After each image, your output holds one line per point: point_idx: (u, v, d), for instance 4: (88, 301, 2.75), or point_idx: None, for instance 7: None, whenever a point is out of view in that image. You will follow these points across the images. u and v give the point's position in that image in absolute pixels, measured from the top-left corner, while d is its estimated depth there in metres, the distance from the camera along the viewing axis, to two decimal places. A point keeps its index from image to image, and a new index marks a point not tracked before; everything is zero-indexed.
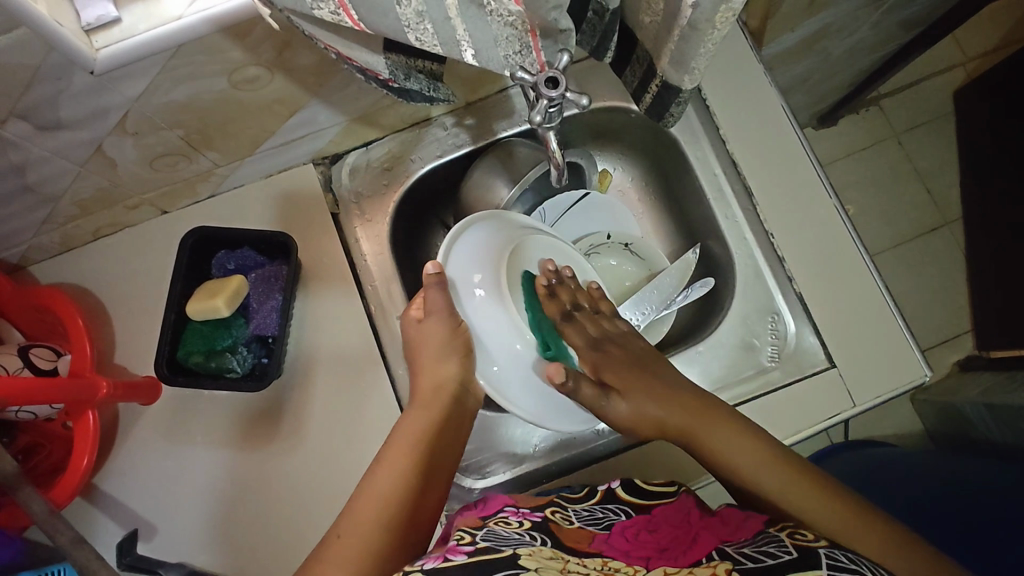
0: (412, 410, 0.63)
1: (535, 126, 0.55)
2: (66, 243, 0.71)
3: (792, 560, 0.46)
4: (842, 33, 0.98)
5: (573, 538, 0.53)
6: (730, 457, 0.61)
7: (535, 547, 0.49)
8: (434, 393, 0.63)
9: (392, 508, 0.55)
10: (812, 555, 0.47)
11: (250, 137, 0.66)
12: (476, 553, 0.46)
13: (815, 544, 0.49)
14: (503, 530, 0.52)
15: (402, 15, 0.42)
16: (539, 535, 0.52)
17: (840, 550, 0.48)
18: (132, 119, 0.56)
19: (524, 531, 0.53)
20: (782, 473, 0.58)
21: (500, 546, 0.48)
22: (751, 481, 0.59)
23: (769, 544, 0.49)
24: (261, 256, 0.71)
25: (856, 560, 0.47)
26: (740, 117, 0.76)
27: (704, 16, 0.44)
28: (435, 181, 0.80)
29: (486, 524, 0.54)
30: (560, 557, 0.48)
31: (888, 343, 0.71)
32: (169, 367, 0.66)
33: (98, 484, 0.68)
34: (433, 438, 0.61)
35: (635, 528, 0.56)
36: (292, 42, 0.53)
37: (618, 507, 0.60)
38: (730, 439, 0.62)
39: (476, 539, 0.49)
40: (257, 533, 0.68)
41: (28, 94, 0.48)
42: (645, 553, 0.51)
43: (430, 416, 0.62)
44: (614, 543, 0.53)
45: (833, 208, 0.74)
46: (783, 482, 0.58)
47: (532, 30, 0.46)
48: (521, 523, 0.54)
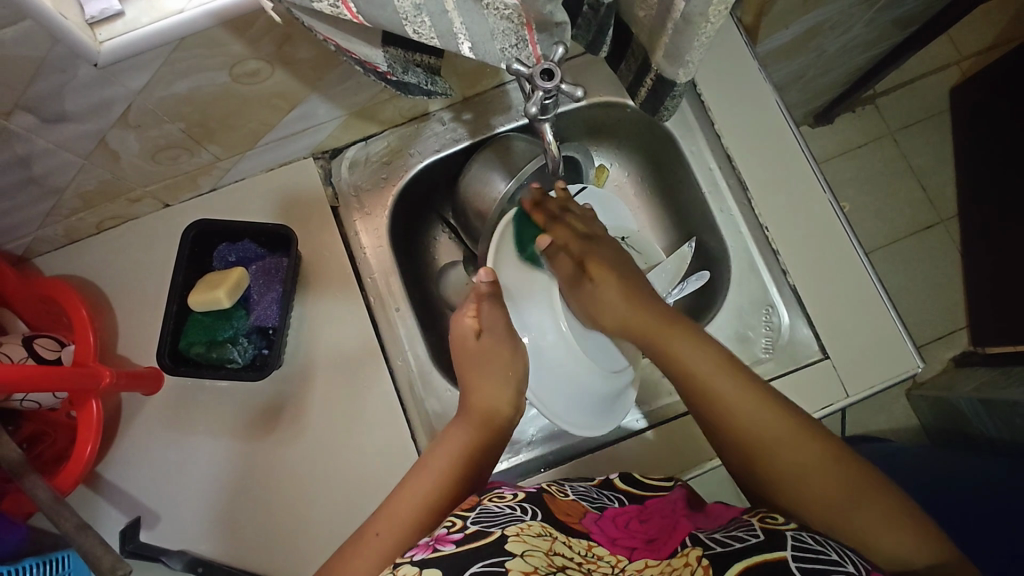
0: (460, 421, 0.65)
1: (531, 118, 0.56)
2: (69, 235, 0.72)
3: (758, 543, 0.46)
4: (836, 31, 0.99)
5: (568, 512, 0.55)
6: (703, 375, 0.60)
7: (524, 524, 0.50)
8: (486, 411, 0.65)
9: (426, 514, 0.58)
10: (780, 537, 0.47)
11: (250, 131, 0.67)
12: (466, 540, 0.47)
13: (784, 526, 0.49)
14: (495, 507, 0.53)
15: (400, 8, 0.42)
16: (530, 509, 0.53)
17: (809, 533, 0.48)
18: (134, 112, 0.56)
19: (516, 504, 0.54)
20: (752, 399, 0.58)
21: (489, 527, 0.49)
22: (714, 398, 0.59)
23: (740, 530, 0.50)
24: (261, 248, 0.72)
25: (825, 541, 0.48)
26: (735, 112, 0.77)
27: (696, 10, 0.45)
28: (434, 176, 0.81)
29: (480, 500, 0.55)
30: (548, 535, 0.49)
31: (880, 335, 0.72)
32: (172, 357, 0.67)
33: (101, 472, 0.69)
34: (474, 454, 0.63)
35: (625, 515, 0.57)
36: (292, 36, 0.54)
37: (612, 494, 0.62)
38: (698, 355, 0.61)
39: (467, 521, 0.50)
40: (259, 521, 0.69)
41: (33, 86, 0.49)
42: (630, 543, 0.52)
43: (473, 432, 0.64)
44: (602, 528, 0.54)
45: (825, 202, 0.75)
46: (751, 407, 0.58)
47: (528, 23, 0.47)
48: (515, 495, 0.56)
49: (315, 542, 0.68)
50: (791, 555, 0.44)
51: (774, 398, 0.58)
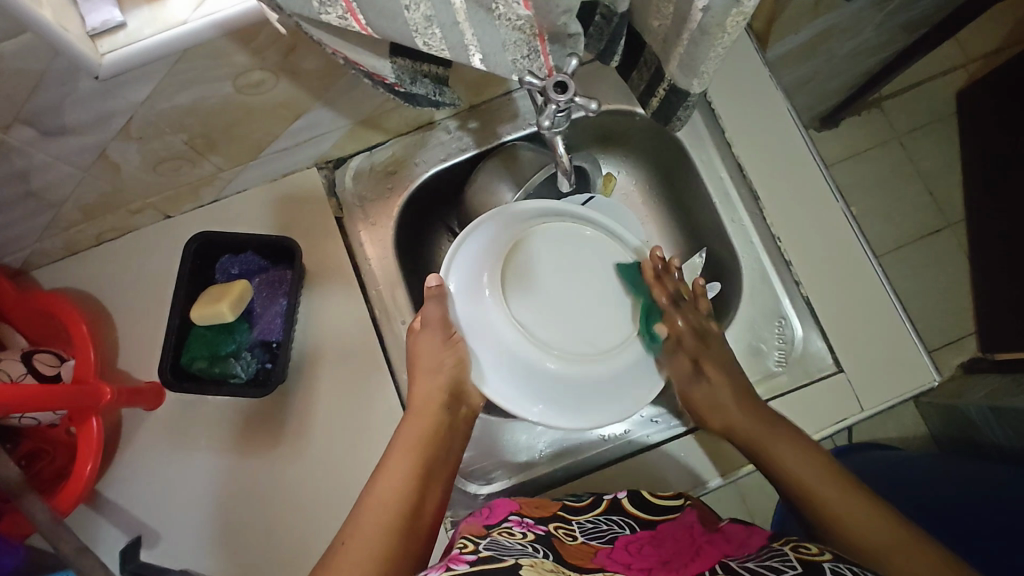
0: (410, 420, 0.64)
1: (543, 131, 0.55)
2: (68, 247, 0.71)
3: (793, 574, 0.44)
4: (846, 35, 0.98)
5: (576, 554, 0.53)
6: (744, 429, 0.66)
7: (537, 559, 0.48)
8: (430, 403, 0.64)
9: (396, 515, 0.56)
10: (816, 569, 0.45)
11: (254, 141, 0.65)
12: (479, 562, 0.46)
13: (819, 557, 0.47)
14: (508, 541, 0.51)
15: (410, 20, 0.41)
16: (542, 548, 0.52)
17: (844, 564, 0.47)
18: (136, 124, 0.55)
19: (528, 543, 0.52)
20: (849, 497, 0.59)
21: (501, 556, 0.48)
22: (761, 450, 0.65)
23: (774, 559, 0.48)
24: (265, 261, 0.70)
25: (862, 572, 0.46)
26: (746, 120, 0.75)
27: (713, 20, 0.44)
28: (440, 185, 0.80)
29: (490, 534, 0.54)
30: (562, 572, 0.47)
31: (896, 347, 0.70)
32: (173, 373, 0.65)
33: (101, 490, 0.68)
34: (429, 447, 0.62)
35: (637, 543, 0.56)
36: (297, 47, 0.53)
37: (622, 519, 0.60)
38: (801, 457, 0.63)
39: (479, 547, 0.49)
40: (261, 540, 0.67)
41: (32, 100, 0.47)
42: (645, 565, 0.52)
43: (425, 425, 0.63)
44: (617, 558, 0.53)
45: (839, 212, 0.73)
46: (846, 503, 0.59)
47: (540, 35, 0.45)
48: (525, 534, 0.54)
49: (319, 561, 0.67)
50: None
51: (822, 456, 0.63)
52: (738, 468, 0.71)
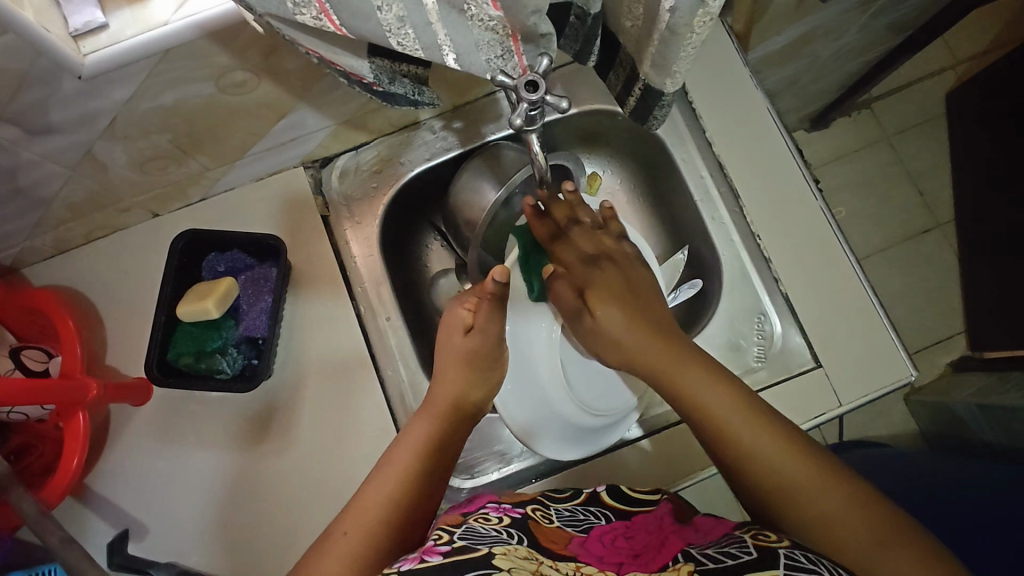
0: (419, 420, 0.63)
1: (516, 129, 0.56)
2: (58, 245, 0.72)
3: (749, 561, 0.45)
4: (830, 37, 0.99)
5: (552, 538, 0.54)
6: (697, 397, 0.57)
7: (510, 546, 0.49)
8: (446, 407, 0.64)
9: (394, 504, 0.55)
10: (772, 555, 0.45)
11: (239, 141, 0.66)
12: (452, 552, 0.47)
13: (777, 544, 0.47)
14: (482, 529, 0.52)
15: (383, 20, 0.42)
16: (517, 533, 0.53)
17: (802, 552, 0.46)
18: (121, 123, 0.56)
19: (502, 529, 0.53)
20: (769, 436, 0.53)
21: (475, 545, 0.49)
22: (715, 421, 0.56)
23: (733, 544, 0.48)
24: (251, 258, 0.71)
25: (817, 560, 0.45)
26: (726, 120, 0.76)
27: (682, 21, 0.45)
28: (426, 184, 0.81)
29: (465, 522, 0.55)
30: (535, 557, 0.48)
31: (874, 343, 0.71)
32: (160, 368, 0.67)
33: (89, 484, 0.69)
34: (434, 444, 0.61)
35: (611, 533, 0.56)
36: (278, 47, 0.54)
37: (599, 511, 0.61)
38: (713, 393, 0.57)
39: (454, 538, 0.50)
40: (247, 533, 0.68)
41: (16, 99, 0.48)
42: (617, 559, 0.51)
43: (437, 424, 0.63)
44: (589, 547, 0.53)
45: (818, 210, 0.74)
46: (768, 440, 0.53)
47: (513, 35, 0.47)
48: (501, 520, 0.55)
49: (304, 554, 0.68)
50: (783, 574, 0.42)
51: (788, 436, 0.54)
52: None
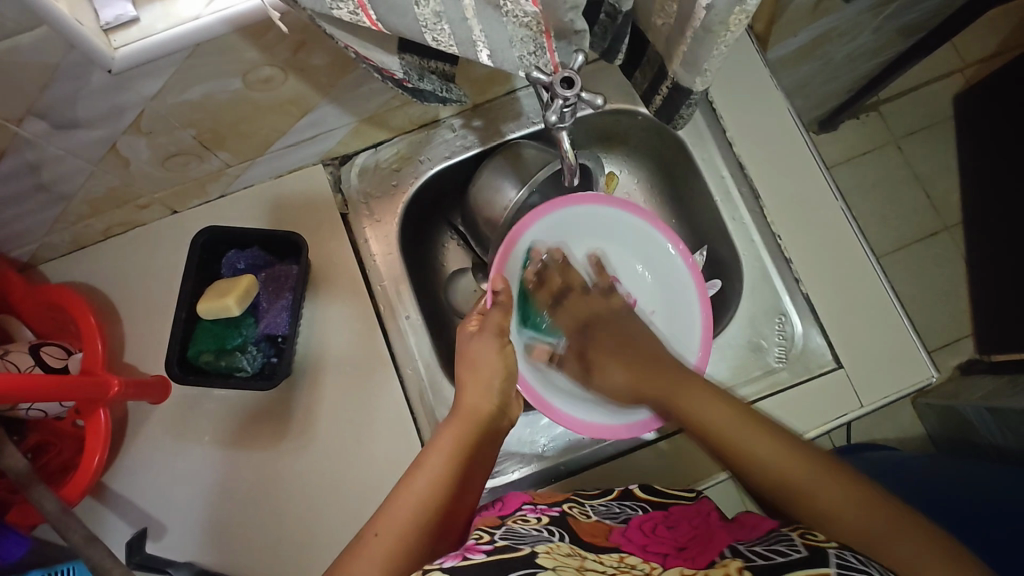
0: (450, 422, 0.63)
1: (549, 127, 0.56)
2: (77, 242, 0.71)
3: (800, 558, 0.44)
4: (843, 39, 0.99)
5: (591, 532, 0.54)
6: (724, 429, 0.60)
7: (552, 544, 0.50)
8: (478, 406, 0.63)
9: (425, 508, 0.55)
10: (821, 554, 0.45)
11: (261, 138, 0.66)
12: (495, 552, 0.47)
13: (827, 544, 0.47)
14: (521, 528, 0.53)
15: (419, 16, 0.43)
16: (557, 531, 0.53)
17: (852, 552, 0.46)
18: (147, 119, 0.56)
19: (543, 527, 0.54)
20: (773, 442, 0.57)
21: (518, 544, 0.49)
22: (729, 441, 0.59)
23: (781, 542, 0.48)
24: (271, 256, 0.71)
25: (866, 561, 0.45)
26: (747, 118, 0.76)
27: (717, 19, 0.45)
28: (444, 183, 0.81)
29: (504, 523, 0.55)
30: (578, 554, 0.49)
31: (895, 344, 0.71)
32: (181, 367, 0.66)
33: (108, 482, 0.68)
34: (467, 451, 0.60)
35: (652, 522, 0.56)
36: (307, 42, 0.54)
37: (635, 503, 0.61)
38: (706, 406, 0.62)
39: (494, 538, 0.50)
40: (265, 532, 0.68)
41: (45, 93, 0.48)
42: (661, 549, 0.51)
43: (463, 431, 0.62)
44: (631, 538, 0.54)
45: (839, 211, 0.74)
46: (769, 450, 0.56)
47: (547, 31, 0.46)
48: (539, 519, 0.55)
49: (322, 552, 0.67)
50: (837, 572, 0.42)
51: (779, 431, 0.58)
52: None
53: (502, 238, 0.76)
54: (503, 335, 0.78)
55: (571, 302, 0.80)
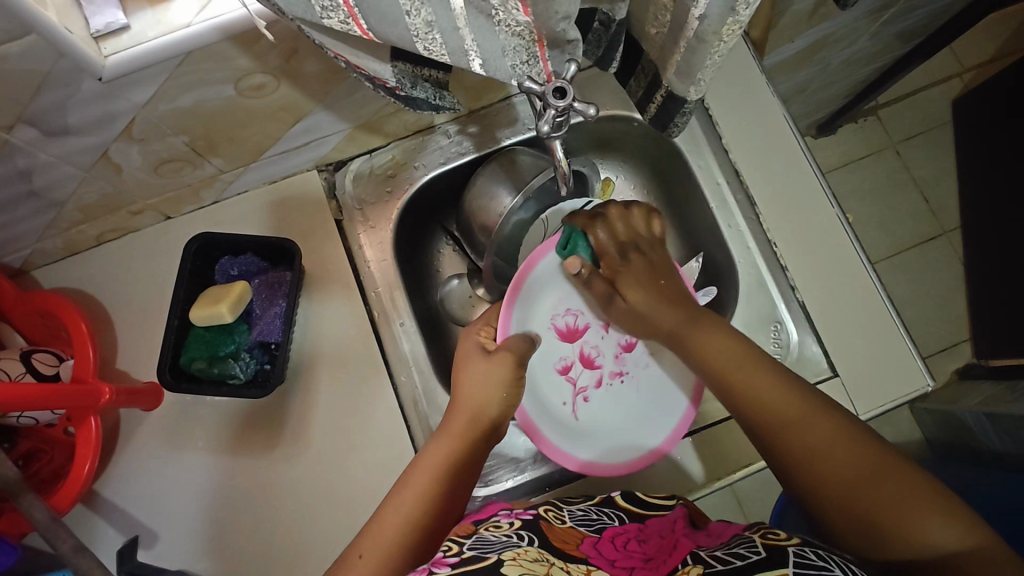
0: (438, 440, 0.63)
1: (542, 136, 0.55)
2: (69, 248, 0.71)
3: (758, 560, 0.44)
4: (840, 44, 0.99)
5: (564, 537, 0.54)
6: (748, 379, 0.57)
7: (520, 549, 0.49)
8: (466, 424, 0.63)
9: (411, 528, 0.55)
10: (780, 552, 0.45)
11: (255, 144, 0.66)
12: (461, 563, 0.46)
13: (785, 541, 0.47)
14: (491, 535, 0.52)
15: (411, 25, 0.42)
16: (527, 535, 0.53)
17: (812, 548, 0.46)
18: (139, 126, 0.56)
19: (513, 532, 0.53)
20: (763, 379, 0.56)
21: (485, 552, 0.48)
22: (747, 386, 0.57)
23: (741, 545, 0.48)
24: (265, 262, 0.71)
25: (829, 556, 0.44)
26: (743, 125, 0.76)
27: (710, 29, 0.45)
28: (440, 189, 0.80)
29: (476, 530, 0.54)
30: (545, 559, 0.48)
31: (891, 352, 0.71)
32: (173, 373, 0.65)
33: (100, 490, 0.68)
34: (453, 470, 0.60)
35: (624, 536, 0.56)
36: (299, 50, 0.54)
37: (612, 512, 0.61)
38: (716, 343, 0.62)
39: (462, 549, 0.50)
40: (258, 540, 0.67)
41: (35, 101, 0.48)
42: (628, 564, 0.51)
43: (450, 447, 0.62)
44: (601, 550, 0.53)
45: (836, 218, 0.74)
46: (765, 387, 0.55)
47: (540, 41, 0.46)
48: (511, 524, 0.55)
49: (316, 561, 0.67)
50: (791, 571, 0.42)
51: (782, 374, 0.56)
52: (734, 471, 0.72)
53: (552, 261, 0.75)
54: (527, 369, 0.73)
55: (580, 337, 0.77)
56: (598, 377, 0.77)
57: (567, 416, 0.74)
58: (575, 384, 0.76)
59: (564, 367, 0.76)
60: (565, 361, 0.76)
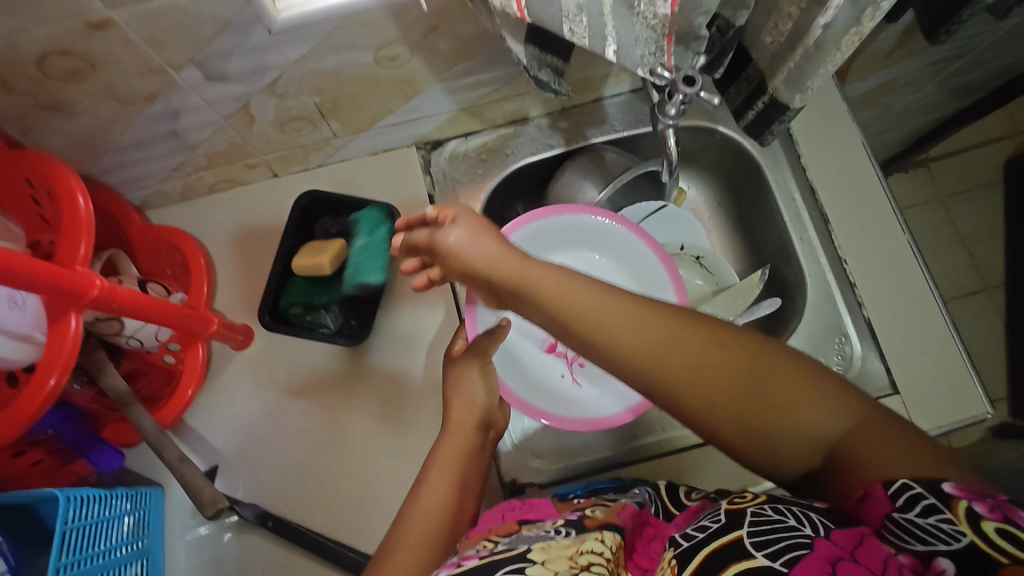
0: (444, 436, 0.65)
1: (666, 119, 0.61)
2: (184, 193, 0.76)
3: (717, 530, 0.43)
4: (909, 88, 1.03)
5: (603, 520, 0.53)
6: (650, 351, 0.46)
7: (552, 539, 0.50)
8: (465, 416, 0.65)
9: (438, 525, 0.58)
10: (739, 517, 0.43)
11: (372, 113, 0.71)
12: (489, 556, 0.49)
13: (750, 501, 0.45)
14: (531, 532, 0.54)
15: (564, 6, 0.47)
16: (565, 527, 0.53)
17: (775, 505, 0.44)
18: (283, 81, 0.61)
19: (552, 527, 0.54)
20: (616, 309, 0.47)
21: (515, 546, 0.51)
22: (668, 378, 0.45)
23: (709, 517, 0.47)
24: (362, 224, 0.75)
25: (789, 510, 0.43)
26: (821, 146, 0.80)
27: (832, 37, 0.49)
28: (524, 179, 0.85)
29: (517, 530, 0.56)
30: (576, 543, 0.49)
31: (951, 376, 0.73)
32: (271, 315, 0.70)
33: (187, 420, 0.72)
34: (462, 462, 0.63)
35: (654, 531, 0.54)
36: (439, 27, 0.59)
37: (650, 500, 0.60)
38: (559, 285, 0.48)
39: (495, 546, 0.52)
40: (326, 484, 0.71)
41: (210, 45, 0.53)
42: (647, 563, 0.51)
43: (456, 447, 0.64)
44: (637, 557, 0.52)
45: (905, 242, 0.77)
46: (630, 326, 0.46)
47: (669, 35, 0.50)
48: (554, 521, 0.55)
49: (380, 510, 0.70)
50: (746, 535, 0.41)
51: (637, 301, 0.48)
52: None
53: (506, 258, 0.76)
54: (506, 364, 0.76)
55: None
56: (588, 343, 0.79)
57: (568, 386, 0.77)
58: (567, 357, 0.79)
59: (551, 346, 0.79)
60: (548, 340, 0.79)
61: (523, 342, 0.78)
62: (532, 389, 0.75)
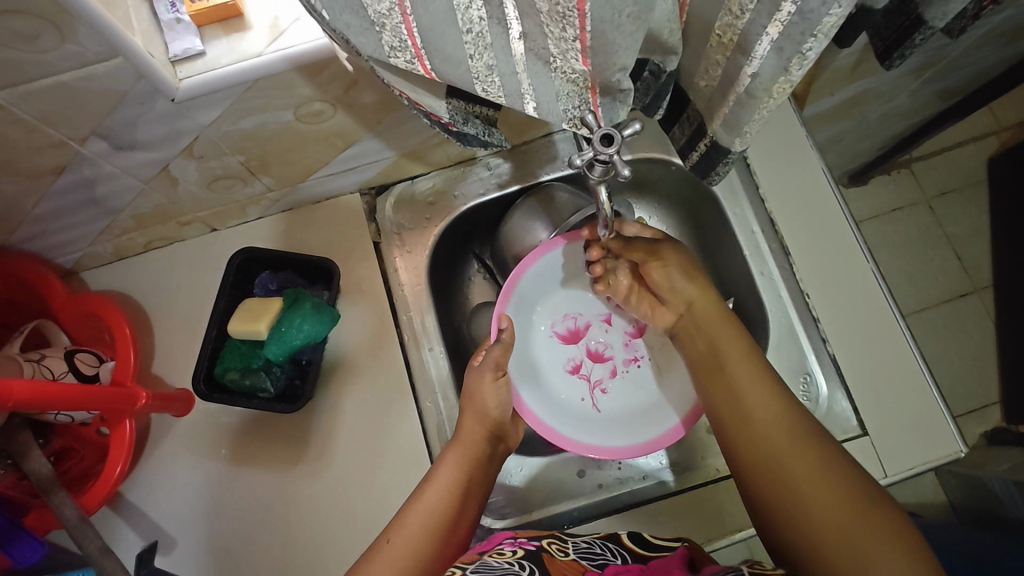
0: (452, 442, 0.64)
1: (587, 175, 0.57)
2: (118, 253, 0.74)
3: None
4: (879, 100, 1.00)
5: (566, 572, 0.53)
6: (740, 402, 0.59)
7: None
8: (477, 422, 0.64)
9: (434, 528, 0.56)
10: None
11: (304, 166, 0.68)
12: None
13: None
14: (495, 560, 0.52)
15: (472, 68, 0.44)
16: (528, 564, 0.53)
17: None
18: (200, 144, 0.58)
19: (515, 560, 0.53)
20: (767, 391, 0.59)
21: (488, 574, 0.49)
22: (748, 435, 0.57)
23: None
24: (303, 279, 0.73)
25: None
26: (781, 175, 0.77)
27: (762, 86, 0.46)
28: (474, 219, 0.82)
29: (481, 556, 0.54)
30: None
31: (921, 414, 0.69)
32: (207, 383, 0.67)
33: (125, 492, 0.69)
34: (467, 475, 0.61)
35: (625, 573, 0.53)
36: (358, 82, 0.56)
37: (616, 549, 0.59)
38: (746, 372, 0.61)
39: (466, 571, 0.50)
40: (272, 556, 0.67)
41: (110, 117, 0.50)
42: None
43: (459, 460, 0.61)
44: None
45: (870, 273, 0.74)
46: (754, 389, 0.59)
47: (592, 87, 0.46)
48: (514, 552, 0.55)
49: None
50: None
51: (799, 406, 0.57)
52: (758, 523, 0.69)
53: (531, 278, 0.76)
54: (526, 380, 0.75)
55: (582, 337, 0.80)
56: (612, 368, 0.78)
57: (589, 410, 0.76)
58: (590, 379, 0.78)
59: (574, 366, 0.79)
60: (575, 361, 0.79)
61: (545, 362, 0.78)
62: (552, 411, 0.74)
